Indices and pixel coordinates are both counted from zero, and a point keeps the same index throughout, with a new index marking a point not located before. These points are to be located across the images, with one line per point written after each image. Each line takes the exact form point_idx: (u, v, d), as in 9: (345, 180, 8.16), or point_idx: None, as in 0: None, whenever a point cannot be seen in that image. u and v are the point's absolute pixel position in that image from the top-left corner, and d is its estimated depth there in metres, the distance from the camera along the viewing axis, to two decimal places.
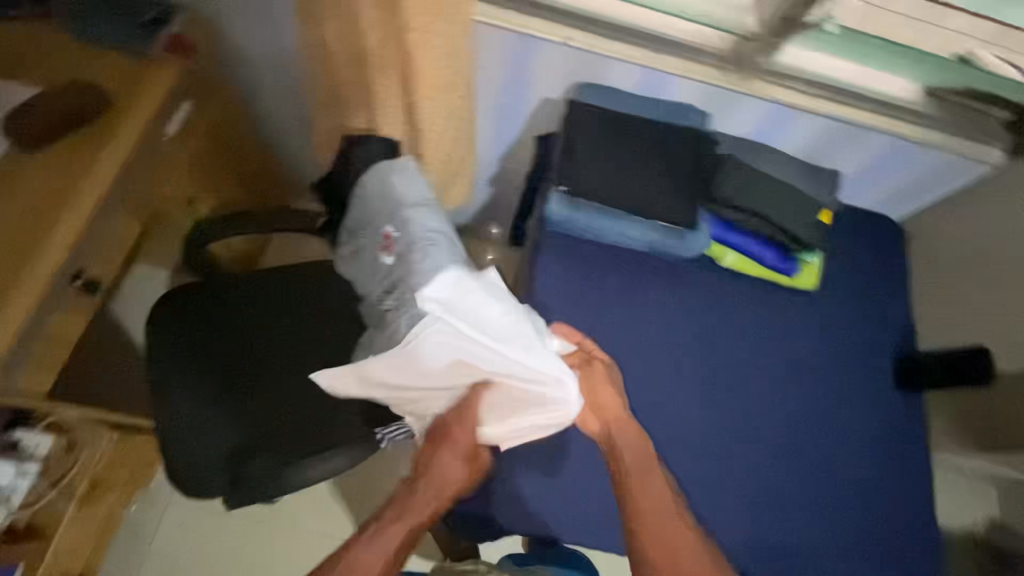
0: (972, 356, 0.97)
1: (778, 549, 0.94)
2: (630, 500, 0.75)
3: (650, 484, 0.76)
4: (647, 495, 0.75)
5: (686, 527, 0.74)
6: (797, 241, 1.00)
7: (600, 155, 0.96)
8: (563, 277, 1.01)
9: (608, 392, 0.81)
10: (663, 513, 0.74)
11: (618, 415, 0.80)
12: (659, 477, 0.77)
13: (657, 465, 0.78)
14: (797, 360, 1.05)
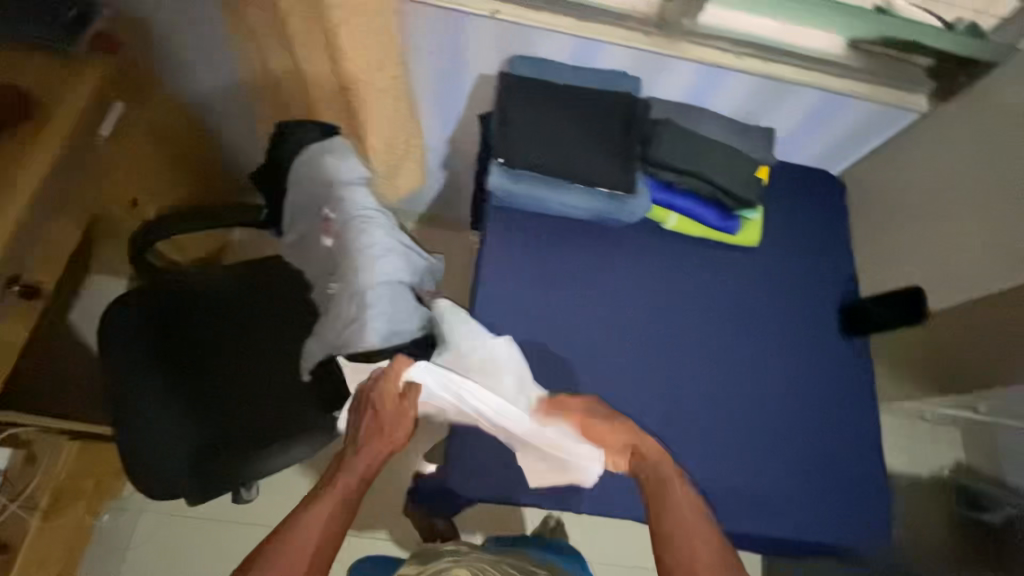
0: (906, 297, 1.00)
1: (733, 497, 0.97)
2: (655, 514, 0.77)
3: (673, 497, 0.78)
4: (671, 509, 0.77)
5: (706, 533, 0.75)
6: (736, 199, 1.02)
7: (536, 125, 0.97)
8: (511, 251, 1.03)
9: (614, 429, 0.83)
10: (687, 524, 0.75)
11: (630, 440, 0.83)
12: (678, 486, 0.79)
13: (677, 475, 0.80)
14: (744, 314, 1.07)
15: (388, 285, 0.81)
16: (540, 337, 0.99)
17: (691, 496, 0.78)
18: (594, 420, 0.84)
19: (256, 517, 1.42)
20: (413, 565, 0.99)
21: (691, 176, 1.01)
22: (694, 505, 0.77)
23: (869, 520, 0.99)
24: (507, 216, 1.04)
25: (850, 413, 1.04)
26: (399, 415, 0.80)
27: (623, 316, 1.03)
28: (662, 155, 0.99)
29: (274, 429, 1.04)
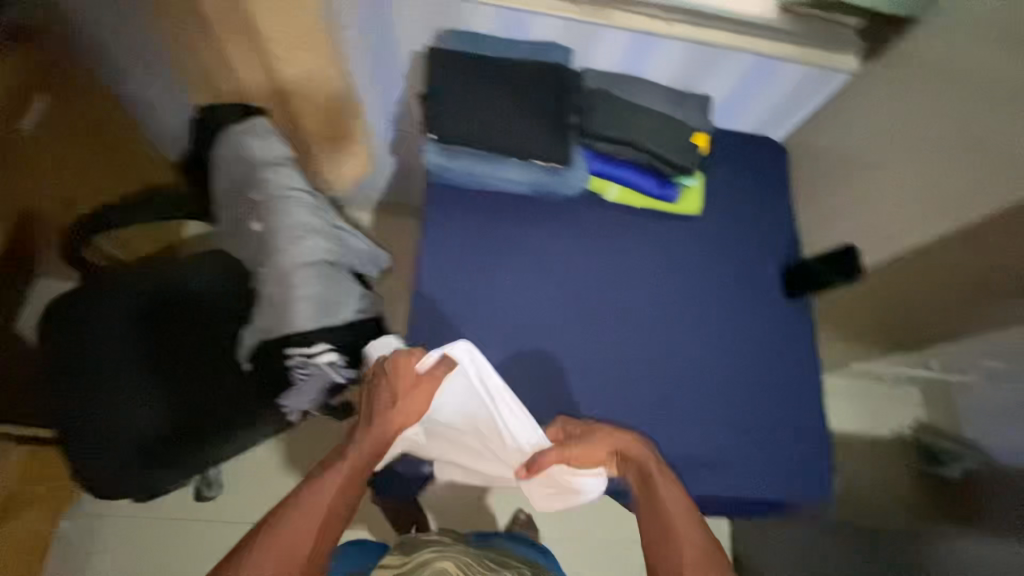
0: (840, 255, 1.02)
1: (680, 461, 0.98)
2: (645, 521, 0.82)
3: (660, 503, 0.82)
4: (658, 516, 0.81)
5: (693, 536, 0.80)
6: (673, 167, 1.02)
7: (466, 100, 0.94)
8: (451, 230, 1.02)
9: (600, 446, 0.84)
10: (673, 529, 0.80)
11: (618, 449, 0.84)
12: (663, 489, 0.82)
13: (663, 477, 0.83)
14: (687, 280, 1.08)
15: (315, 264, 0.80)
16: (483, 314, 0.99)
17: (678, 498, 0.82)
18: (581, 440, 0.84)
19: (223, 514, 1.41)
20: (395, 558, 0.97)
21: (627, 146, 1.01)
22: (684, 510, 0.81)
23: (819, 475, 1.00)
24: (447, 195, 1.03)
25: (796, 373, 1.05)
26: (418, 399, 0.82)
27: (567, 289, 1.03)
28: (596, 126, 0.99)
29: (221, 419, 1.04)
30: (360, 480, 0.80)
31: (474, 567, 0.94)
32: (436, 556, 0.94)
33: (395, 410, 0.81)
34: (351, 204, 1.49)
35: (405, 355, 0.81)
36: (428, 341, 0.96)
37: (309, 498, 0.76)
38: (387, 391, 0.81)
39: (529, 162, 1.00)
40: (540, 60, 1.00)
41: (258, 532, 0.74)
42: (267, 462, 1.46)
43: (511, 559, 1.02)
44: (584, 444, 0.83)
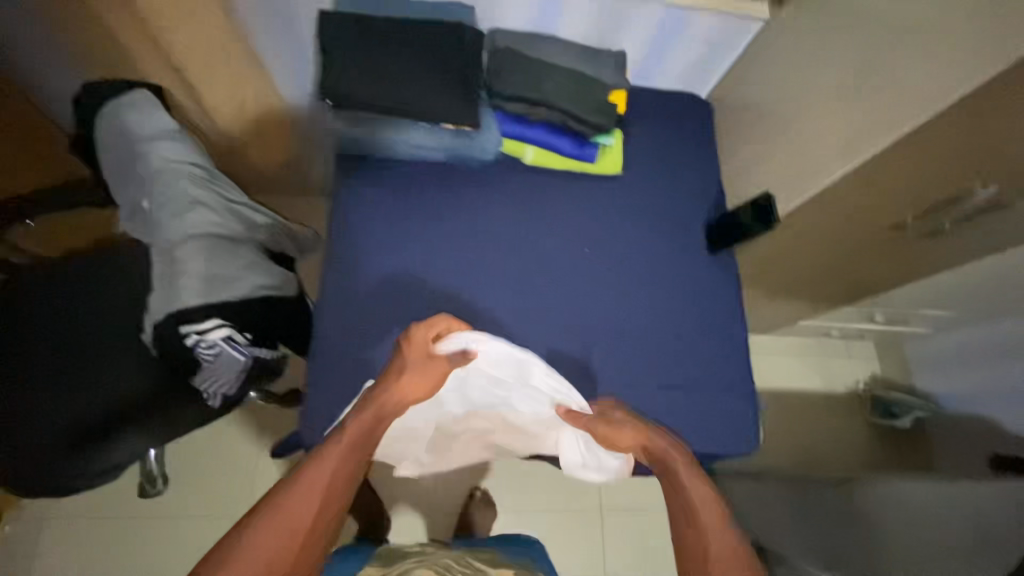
0: (756, 204, 0.99)
1: None
2: (677, 522, 0.70)
3: (688, 498, 0.70)
4: (689, 514, 0.69)
5: (731, 545, 0.66)
6: (586, 125, 1.00)
7: (360, 61, 0.90)
8: (364, 203, 1.00)
9: (628, 431, 0.78)
10: (706, 532, 0.67)
11: (645, 441, 0.77)
12: (694, 485, 0.71)
13: (692, 474, 0.72)
14: (609, 241, 1.06)
15: (201, 240, 0.78)
16: (398, 286, 0.96)
17: (710, 499, 0.69)
18: (609, 424, 0.80)
19: (172, 509, 1.40)
20: (377, 567, 1.07)
21: (537, 104, 0.99)
22: (717, 513, 0.68)
23: (747, 430, 0.98)
24: (358, 166, 1.02)
25: (721, 328, 1.04)
26: (432, 373, 0.79)
27: (487, 257, 1.01)
28: (502, 86, 0.97)
29: (127, 415, 0.98)
30: (362, 458, 0.71)
31: (453, 570, 1.04)
32: (415, 566, 1.04)
33: (406, 382, 0.76)
34: (282, 187, 1.45)
35: (423, 325, 0.80)
36: (339, 316, 0.93)
37: (311, 473, 0.66)
38: (401, 365, 0.77)
39: (437, 126, 0.98)
40: (440, 19, 0.97)
41: (253, 513, 0.63)
42: (215, 455, 1.45)
43: (489, 555, 1.13)
44: (611, 427, 0.79)
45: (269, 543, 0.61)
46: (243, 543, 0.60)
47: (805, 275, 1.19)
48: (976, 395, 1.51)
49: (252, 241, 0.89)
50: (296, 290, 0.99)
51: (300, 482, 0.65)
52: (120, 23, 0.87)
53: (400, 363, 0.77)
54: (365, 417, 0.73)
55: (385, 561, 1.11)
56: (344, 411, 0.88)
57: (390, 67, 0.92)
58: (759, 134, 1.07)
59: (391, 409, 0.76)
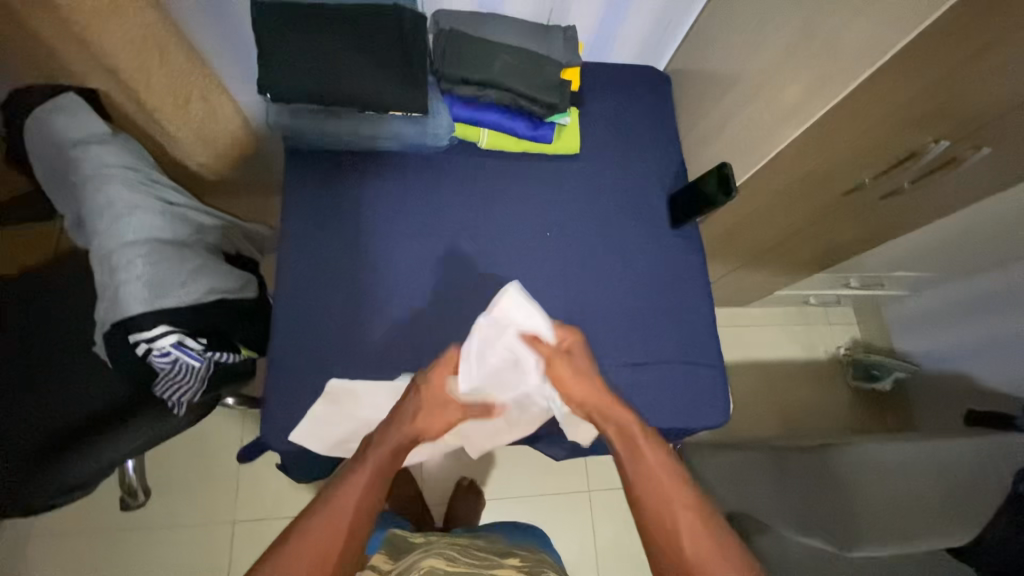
0: (714, 177, 0.98)
1: None
2: (633, 484, 0.71)
3: (643, 460, 0.72)
4: (645, 476, 0.71)
5: (686, 502, 0.69)
6: (540, 106, 0.98)
7: (299, 52, 0.87)
8: (319, 198, 0.98)
9: (583, 383, 0.79)
10: (663, 490, 0.69)
11: (599, 400, 0.78)
12: (646, 450, 0.73)
13: (644, 435, 0.74)
14: (570, 221, 1.05)
15: (144, 244, 0.75)
16: (357, 280, 0.96)
17: (666, 462, 0.72)
18: (564, 369, 0.80)
19: (157, 521, 1.39)
20: (383, 563, 1.04)
21: (487, 86, 0.96)
22: (675, 475, 0.71)
23: (718, 399, 0.98)
24: (310, 160, 1.00)
25: (690, 302, 1.04)
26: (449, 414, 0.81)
27: (447, 244, 1.00)
28: (449, 69, 0.94)
29: (89, 431, 0.96)
30: (381, 492, 0.71)
31: (460, 558, 1.03)
32: (422, 556, 1.03)
33: (422, 423, 0.78)
34: (242, 187, 1.42)
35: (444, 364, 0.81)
36: (299, 314, 0.93)
37: (336, 508, 0.66)
38: (415, 401, 0.78)
39: (386, 114, 0.96)
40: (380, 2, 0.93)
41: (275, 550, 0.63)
42: (197, 463, 1.44)
43: (493, 546, 1.13)
44: (566, 372, 0.79)
45: None
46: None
47: (772, 241, 1.18)
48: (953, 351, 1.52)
49: (200, 243, 0.88)
50: (253, 290, 0.98)
51: (328, 518, 0.65)
52: (44, 26, 0.83)
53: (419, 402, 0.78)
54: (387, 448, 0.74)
55: (389, 553, 1.10)
56: (308, 411, 0.87)
57: (330, 55, 0.88)
58: (716, 103, 1.06)
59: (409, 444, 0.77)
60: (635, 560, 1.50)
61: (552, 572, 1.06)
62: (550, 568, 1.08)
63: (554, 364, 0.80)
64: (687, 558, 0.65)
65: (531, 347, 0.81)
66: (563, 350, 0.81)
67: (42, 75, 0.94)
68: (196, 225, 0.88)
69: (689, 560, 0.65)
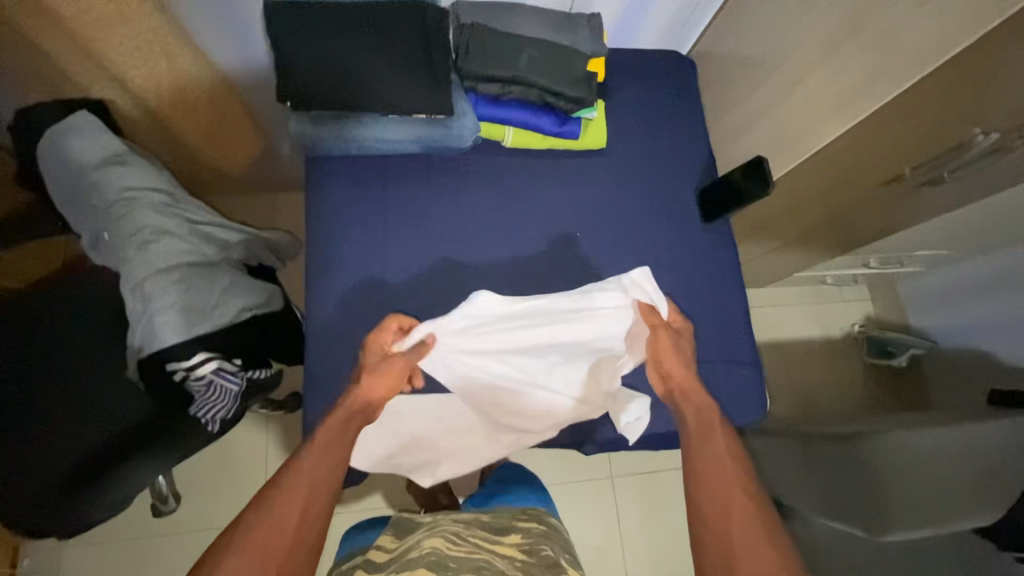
0: (749, 171, 0.94)
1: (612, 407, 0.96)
2: (693, 456, 0.75)
3: (712, 446, 0.75)
4: (712, 454, 0.74)
5: (743, 490, 0.70)
6: (568, 101, 0.94)
7: (319, 55, 0.83)
8: (342, 206, 0.96)
9: (679, 359, 0.84)
10: (725, 473, 0.72)
11: (686, 380, 0.83)
12: (720, 437, 0.76)
13: (721, 426, 0.78)
14: (599, 219, 1.03)
15: (175, 269, 0.73)
16: (386, 291, 0.94)
17: (735, 453, 0.75)
18: (668, 342, 0.86)
19: (188, 524, 1.40)
20: (389, 539, 1.03)
21: (513, 83, 0.92)
22: (737, 469, 0.72)
23: (751, 398, 0.98)
24: (332, 167, 0.97)
25: (721, 298, 1.03)
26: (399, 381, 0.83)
27: (473, 248, 0.98)
28: (474, 66, 0.90)
29: (122, 449, 0.96)
30: (341, 458, 0.73)
31: (463, 536, 0.99)
32: (426, 536, 0.99)
33: (366, 385, 0.79)
34: (254, 188, 1.38)
35: (381, 330, 0.85)
36: (329, 329, 0.91)
37: (298, 476, 0.69)
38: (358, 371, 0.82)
39: (410, 117, 0.91)
40: None
41: (237, 524, 0.65)
42: (224, 465, 1.44)
43: (497, 521, 1.08)
44: (669, 345, 0.85)
45: (262, 538, 0.63)
46: (232, 553, 0.61)
47: (799, 227, 1.16)
48: (970, 329, 1.53)
49: (231, 259, 0.85)
50: (281, 303, 0.96)
51: (289, 487, 0.68)
52: (51, 35, 0.79)
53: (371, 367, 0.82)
54: (349, 417, 0.77)
55: (397, 533, 1.06)
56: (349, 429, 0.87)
57: (350, 56, 0.84)
58: (747, 93, 1.02)
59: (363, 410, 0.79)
60: (658, 541, 1.53)
61: (554, 551, 0.98)
62: (553, 545, 1.01)
63: (659, 332, 0.86)
64: (733, 536, 0.66)
65: (646, 312, 0.89)
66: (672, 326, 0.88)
67: (45, 83, 0.89)
68: (222, 243, 0.84)
69: (738, 548, 0.65)
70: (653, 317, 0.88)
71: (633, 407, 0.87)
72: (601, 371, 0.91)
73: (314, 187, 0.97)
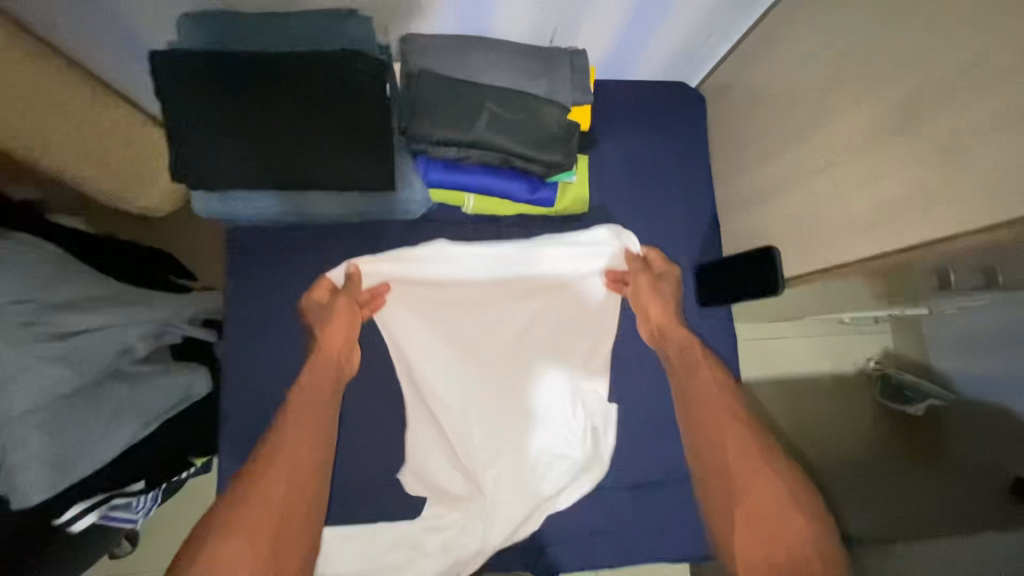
0: (755, 262, 0.78)
1: (581, 530, 0.85)
2: (684, 396, 0.84)
3: (700, 382, 0.83)
4: (698, 394, 0.83)
5: (734, 419, 0.78)
6: (539, 169, 0.78)
7: (222, 124, 0.67)
8: (278, 296, 0.85)
9: (655, 300, 0.86)
10: (712, 415, 0.80)
11: (665, 320, 0.87)
12: (704, 371, 0.84)
13: (704, 360, 0.85)
14: (573, 305, 0.89)
15: (41, 408, 0.61)
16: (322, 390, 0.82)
17: (720, 383, 0.82)
18: (648, 283, 0.87)
19: None
20: None
21: (471, 147, 0.75)
22: (723, 404, 0.80)
23: None
24: (262, 246, 0.85)
25: None
26: (354, 322, 0.83)
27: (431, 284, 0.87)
28: (423, 129, 0.73)
29: None
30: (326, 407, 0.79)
31: None
32: None
33: (323, 335, 0.81)
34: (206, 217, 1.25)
35: (310, 290, 0.84)
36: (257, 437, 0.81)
37: (272, 455, 0.73)
38: (319, 318, 0.83)
39: (346, 194, 0.76)
40: (324, 45, 0.70)
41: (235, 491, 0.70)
42: None
43: None
44: (649, 287, 0.86)
45: (274, 484, 0.71)
46: (248, 504, 0.68)
47: (813, 300, 0.99)
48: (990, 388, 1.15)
49: (135, 357, 0.73)
50: (212, 382, 0.86)
51: (262, 471, 0.72)
52: None
53: (318, 318, 0.83)
54: (320, 378, 0.79)
55: None
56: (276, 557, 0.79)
57: (259, 124, 0.67)
58: (752, 162, 0.84)
59: (340, 357, 0.82)
60: None
61: None
62: None
63: (638, 276, 0.87)
64: (733, 472, 0.74)
65: (621, 256, 0.89)
66: (649, 265, 0.88)
67: None
68: (124, 342, 0.71)
69: (736, 480, 0.74)
70: (633, 266, 0.88)
71: (588, 431, 0.85)
72: (559, 339, 0.88)
73: (242, 263, 0.85)
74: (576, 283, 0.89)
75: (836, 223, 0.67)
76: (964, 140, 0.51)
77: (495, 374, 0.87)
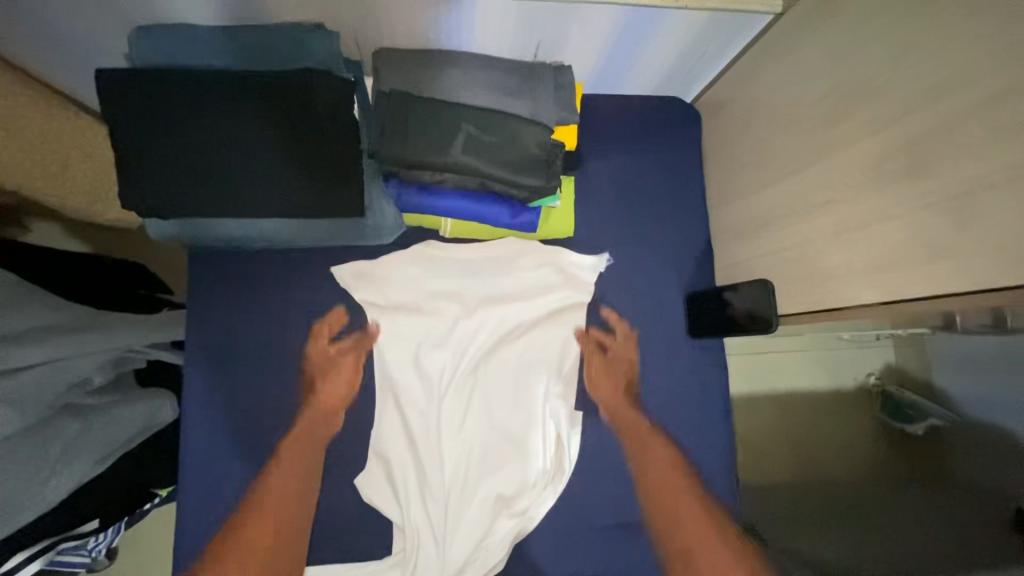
0: (749, 295, 0.74)
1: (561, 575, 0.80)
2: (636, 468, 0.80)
3: (652, 451, 0.80)
4: (652, 465, 0.79)
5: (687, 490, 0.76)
6: (520, 194, 0.74)
7: (173, 145, 0.63)
8: (245, 320, 0.81)
9: (608, 376, 0.84)
10: (663, 485, 0.77)
11: (614, 398, 0.83)
12: (653, 441, 0.80)
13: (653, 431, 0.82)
14: (555, 334, 0.84)
15: None
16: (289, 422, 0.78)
17: (665, 448, 0.80)
18: (601, 365, 0.84)
19: None
20: None
21: (445, 170, 0.71)
22: (675, 472, 0.78)
23: None
24: (228, 270, 0.81)
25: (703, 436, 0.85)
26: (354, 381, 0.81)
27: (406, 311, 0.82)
28: (394, 153, 0.68)
29: None
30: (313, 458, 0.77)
31: None
32: None
33: (324, 389, 0.79)
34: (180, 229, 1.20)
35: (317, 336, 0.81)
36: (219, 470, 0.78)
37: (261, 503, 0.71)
38: (314, 372, 0.80)
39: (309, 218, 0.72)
40: (288, 64, 0.66)
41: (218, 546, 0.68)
42: None
43: None
44: (602, 368, 0.84)
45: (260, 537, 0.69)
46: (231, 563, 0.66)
47: None
48: (990, 408, 1.10)
49: (86, 390, 0.69)
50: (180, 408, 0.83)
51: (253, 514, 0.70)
52: None
53: (319, 368, 0.80)
54: (316, 432, 0.78)
55: None
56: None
57: (214, 146, 0.63)
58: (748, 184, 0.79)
59: (331, 409, 0.80)
60: None
61: None
62: None
63: (590, 357, 0.84)
64: (689, 545, 0.71)
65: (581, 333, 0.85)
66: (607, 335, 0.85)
67: None
68: (77, 375, 0.67)
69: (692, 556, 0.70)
70: (587, 346, 0.84)
71: (554, 439, 0.82)
72: (529, 352, 0.84)
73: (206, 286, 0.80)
74: (547, 292, 0.85)
75: (838, 263, 0.62)
76: (975, 190, 0.47)
77: (470, 405, 0.82)
